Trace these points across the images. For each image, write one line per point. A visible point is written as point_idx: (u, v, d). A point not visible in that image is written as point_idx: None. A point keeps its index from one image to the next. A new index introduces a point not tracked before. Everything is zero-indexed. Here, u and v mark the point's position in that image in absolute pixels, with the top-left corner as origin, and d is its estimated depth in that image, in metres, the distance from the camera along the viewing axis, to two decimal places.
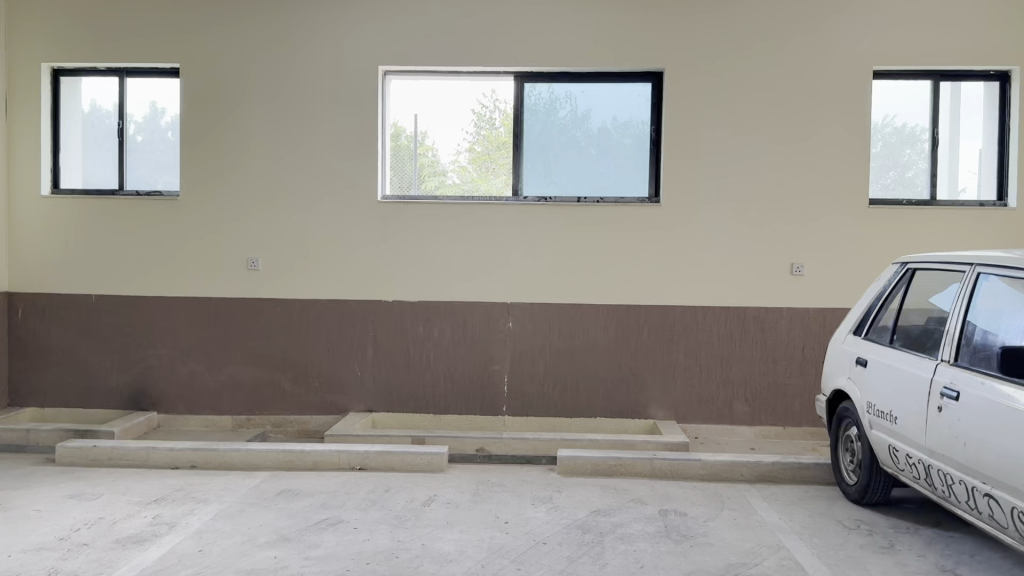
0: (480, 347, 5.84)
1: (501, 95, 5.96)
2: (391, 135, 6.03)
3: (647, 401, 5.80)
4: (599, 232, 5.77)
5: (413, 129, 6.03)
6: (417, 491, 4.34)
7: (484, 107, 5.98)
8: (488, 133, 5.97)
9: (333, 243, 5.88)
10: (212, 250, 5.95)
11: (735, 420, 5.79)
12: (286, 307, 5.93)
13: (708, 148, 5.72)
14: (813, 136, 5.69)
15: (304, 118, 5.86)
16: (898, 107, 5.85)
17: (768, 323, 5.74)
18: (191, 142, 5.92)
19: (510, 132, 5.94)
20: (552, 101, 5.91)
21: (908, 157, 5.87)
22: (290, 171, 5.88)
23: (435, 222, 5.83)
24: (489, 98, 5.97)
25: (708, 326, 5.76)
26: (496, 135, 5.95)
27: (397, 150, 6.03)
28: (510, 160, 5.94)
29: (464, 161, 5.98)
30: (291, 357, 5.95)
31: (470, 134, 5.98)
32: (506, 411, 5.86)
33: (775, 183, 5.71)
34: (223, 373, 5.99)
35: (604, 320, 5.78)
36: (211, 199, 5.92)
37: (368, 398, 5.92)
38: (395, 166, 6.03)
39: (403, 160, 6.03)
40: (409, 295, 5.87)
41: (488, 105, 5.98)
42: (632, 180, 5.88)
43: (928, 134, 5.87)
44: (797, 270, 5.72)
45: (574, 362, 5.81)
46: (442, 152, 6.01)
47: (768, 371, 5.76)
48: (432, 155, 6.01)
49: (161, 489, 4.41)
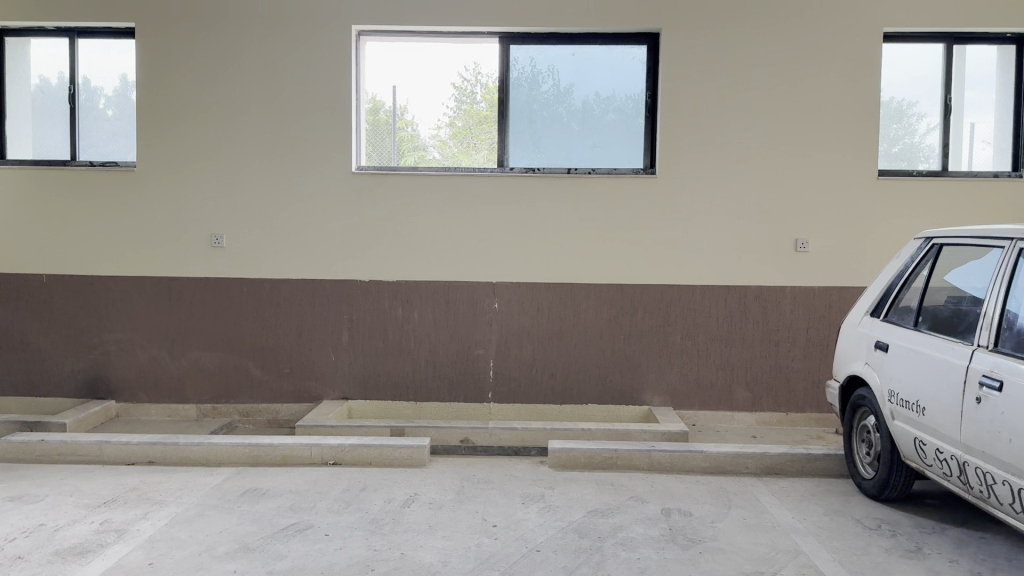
0: (463, 330, 5.45)
1: (484, 68, 5.53)
2: (368, 110, 5.59)
3: (641, 387, 5.44)
4: (590, 205, 5.38)
5: (392, 103, 5.60)
6: (396, 489, 3.96)
7: (465, 81, 5.56)
8: (469, 108, 5.54)
9: (304, 218, 5.45)
10: (173, 226, 5.50)
11: (734, 407, 5.45)
12: (253, 288, 5.50)
13: (709, 116, 5.32)
14: (821, 103, 5.31)
15: (271, 83, 5.40)
16: (905, 74, 5.47)
17: (771, 303, 5.38)
18: (148, 110, 5.44)
19: (496, 101, 5.50)
20: (534, 75, 5.49)
21: (894, 132, 5.50)
22: (257, 142, 5.43)
23: (415, 195, 5.41)
24: (470, 70, 5.55)
25: (706, 307, 5.40)
26: (477, 109, 5.52)
27: (374, 125, 5.60)
28: (494, 133, 5.51)
29: (446, 137, 5.55)
30: (259, 342, 5.53)
31: (450, 109, 5.56)
32: (491, 398, 5.48)
33: (779, 153, 5.33)
34: (186, 359, 5.56)
35: (597, 300, 5.40)
36: (172, 170, 5.47)
37: (343, 384, 5.52)
38: (372, 141, 5.59)
39: (380, 137, 5.58)
40: (386, 275, 5.45)
41: (469, 78, 5.55)
42: (625, 150, 5.49)
43: (938, 105, 5.49)
44: (802, 246, 5.35)
45: (564, 345, 5.44)
46: (422, 126, 5.59)
47: (770, 354, 5.41)
48: (412, 130, 5.59)
49: (113, 489, 4.00)
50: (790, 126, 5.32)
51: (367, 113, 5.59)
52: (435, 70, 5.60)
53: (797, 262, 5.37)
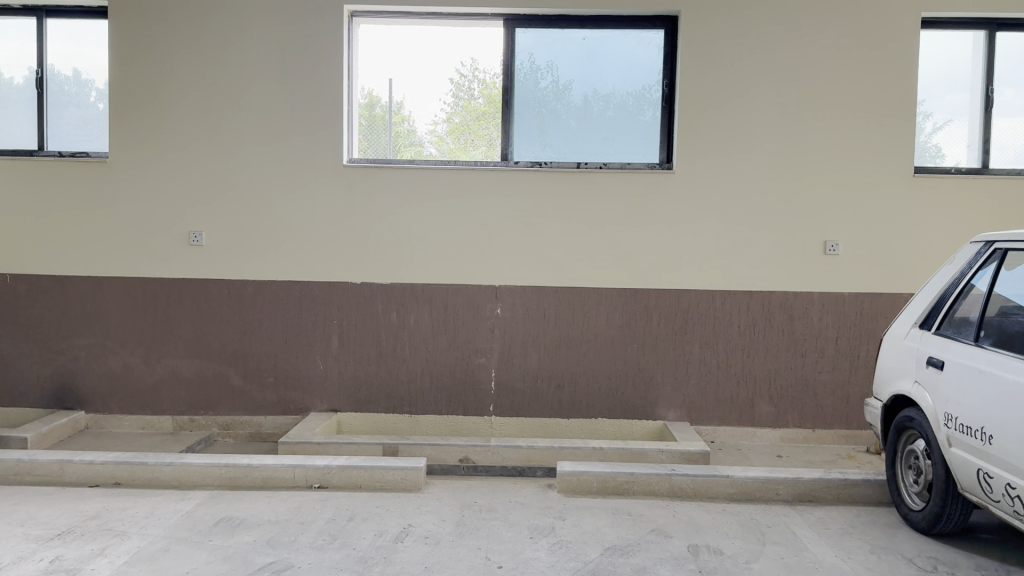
0: (463, 338, 5.02)
1: (481, 64, 5.11)
2: (364, 105, 5.16)
3: (656, 400, 5.02)
4: (602, 203, 4.95)
5: (389, 99, 5.17)
6: (388, 520, 3.52)
7: (462, 76, 5.13)
8: (467, 104, 5.11)
9: (290, 213, 5.02)
10: (147, 222, 5.06)
11: (757, 423, 5.02)
12: (235, 290, 5.06)
13: (731, 106, 4.89)
14: (854, 93, 4.88)
15: (257, 67, 4.96)
16: (938, 66, 5.07)
17: (797, 310, 4.97)
18: (122, 96, 5.00)
19: (500, 89, 5.07)
20: (531, 69, 5.06)
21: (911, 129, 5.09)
22: (241, 131, 5.00)
23: (411, 191, 4.98)
24: (467, 66, 5.12)
25: (727, 313, 4.97)
26: (476, 106, 5.09)
27: (371, 120, 5.16)
28: (493, 129, 5.09)
29: (443, 133, 5.13)
30: (242, 348, 5.09)
31: (447, 104, 5.14)
32: (492, 411, 5.05)
33: (807, 148, 4.91)
34: (162, 367, 5.12)
35: (608, 305, 4.97)
36: (147, 162, 5.03)
37: (332, 395, 5.09)
38: (366, 137, 5.16)
39: (374, 133, 5.16)
40: (380, 276, 5.02)
41: (466, 74, 5.12)
42: (640, 143, 5.06)
43: (973, 101, 5.07)
44: (831, 248, 4.92)
45: (572, 355, 5.01)
46: (419, 122, 5.15)
47: (796, 365, 4.99)
48: (408, 126, 5.15)
49: (70, 517, 3.56)
50: (820, 118, 4.89)
51: (362, 108, 5.16)
52: (434, 58, 5.16)
53: (826, 265, 4.95)
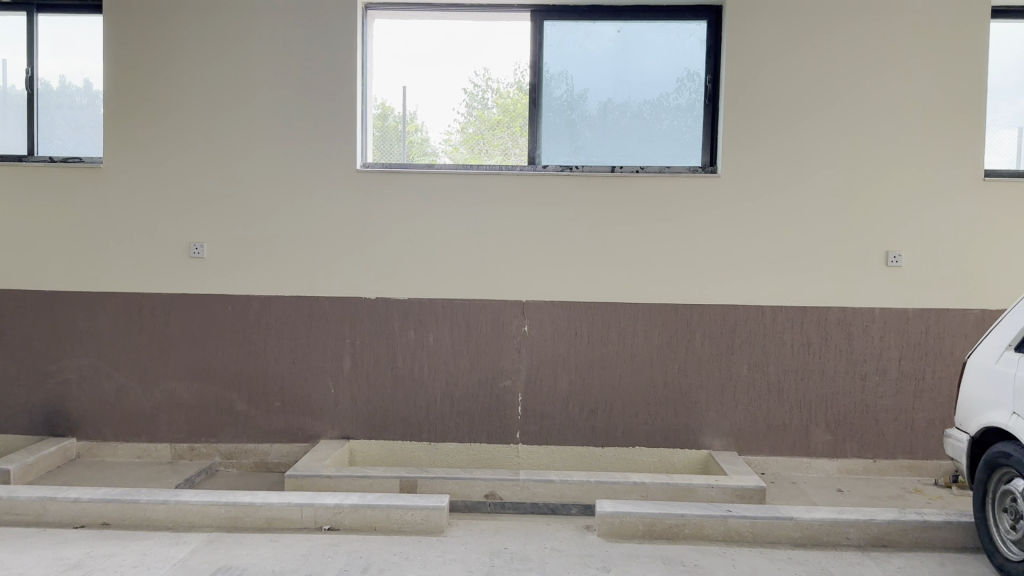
0: (487, 358, 4.58)
1: (495, 73, 4.74)
2: (376, 116, 4.78)
3: (700, 427, 4.55)
4: (640, 211, 4.51)
5: (402, 109, 4.79)
6: (407, 571, 3.09)
7: (476, 86, 4.77)
8: (481, 114, 4.75)
9: (299, 222, 4.60)
10: (144, 232, 4.65)
11: (812, 452, 4.56)
12: (239, 307, 4.65)
13: (781, 103, 4.45)
14: (917, 88, 4.42)
15: (262, 65, 4.56)
16: (997, 65, 4.63)
17: (856, 328, 4.51)
18: (117, 96, 4.60)
19: (526, 93, 4.71)
20: (558, 70, 4.67)
21: None
22: (245, 134, 4.59)
23: (430, 198, 4.56)
24: (480, 76, 4.76)
25: (777, 332, 4.52)
26: (490, 116, 4.73)
27: (382, 132, 4.78)
28: (509, 138, 4.72)
29: (456, 146, 4.75)
30: (246, 370, 4.67)
31: (460, 114, 4.77)
32: (520, 439, 4.61)
33: (865, 149, 4.46)
34: (159, 390, 4.70)
35: (647, 323, 4.53)
36: (144, 167, 4.63)
37: (344, 422, 4.65)
38: (377, 149, 4.77)
39: (388, 144, 4.77)
40: (396, 291, 4.60)
41: (479, 84, 4.76)
42: (681, 146, 4.66)
43: None
44: (894, 260, 4.46)
45: (608, 377, 4.56)
46: (433, 131, 4.77)
47: (855, 389, 4.54)
48: (422, 135, 4.77)
49: (49, 566, 3.15)
50: (879, 116, 4.44)
51: (374, 119, 4.77)
52: (452, 62, 4.79)
53: (887, 278, 4.49)
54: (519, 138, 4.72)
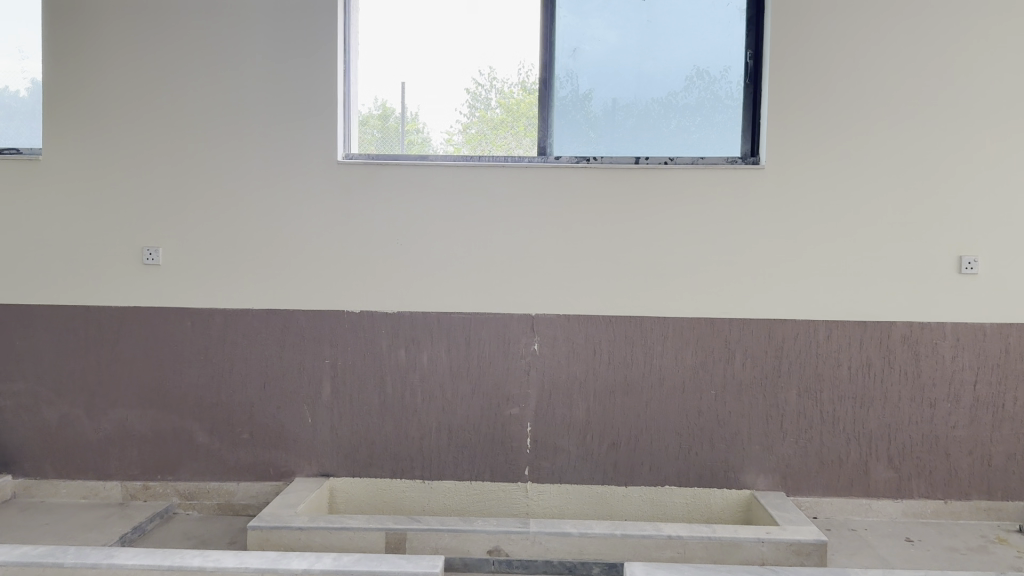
0: (490, 382, 3.91)
1: (500, 73, 4.07)
2: (373, 115, 4.12)
3: (742, 464, 3.88)
4: (669, 210, 3.84)
5: (402, 110, 4.13)
6: None
7: (479, 87, 4.09)
8: (484, 116, 4.08)
9: (269, 222, 3.94)
10: (91, 235, 3.99)
11: (873, 491, 3.89)
12: (201, 323, 3.98)
13: (836, 82, 3.78)
14: (999, 67, 3.74)
15: (226, 43, 3.89)
16: None
17: (924, 346, 3.84)
18: (59, 78, 3.94)
19: (533, 93, 4.04)
20: (575, 45, 4.00)
21: None
22: (207, 122, 3.92)
23: (422, 194, 3.89)
24: (484, 75, 4.09)
25: (831, 350, 3.84)
26: (493, 118, 4.07)
27: (377, 131, 4.11)
28: (513, 140, 4.06)
29: (458, 149, 4.10)
30: (209, 396, 3.99)
31: (463, 115, 4.10)
32: (529, 477, 3.93)
33: (936, 136, 3.77)
34: (108, 420, 4.03)
35: (679, 341, 3.86)
36: (89, 159, 3.96)
37: (323, 456, 3.98)
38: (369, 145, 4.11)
39: (388, 146, 4.11)
40: (384, 304, 3.93)
41: (483, 84, 4.09)
42: (717, 134, 3.99)
43: None
44: (969, 266, 3.78)
45: (633, 405, 3.88)
46: (433, 129, 4.11)
47: (923, 419, 3.86)
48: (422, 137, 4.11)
49: None
50: (953, 98, 3.76)
51: (370, 120, 4.11)
52: (450, 43, 4.10)
53: (961, 289, 3.81)
54: (523, 139, 4.05)
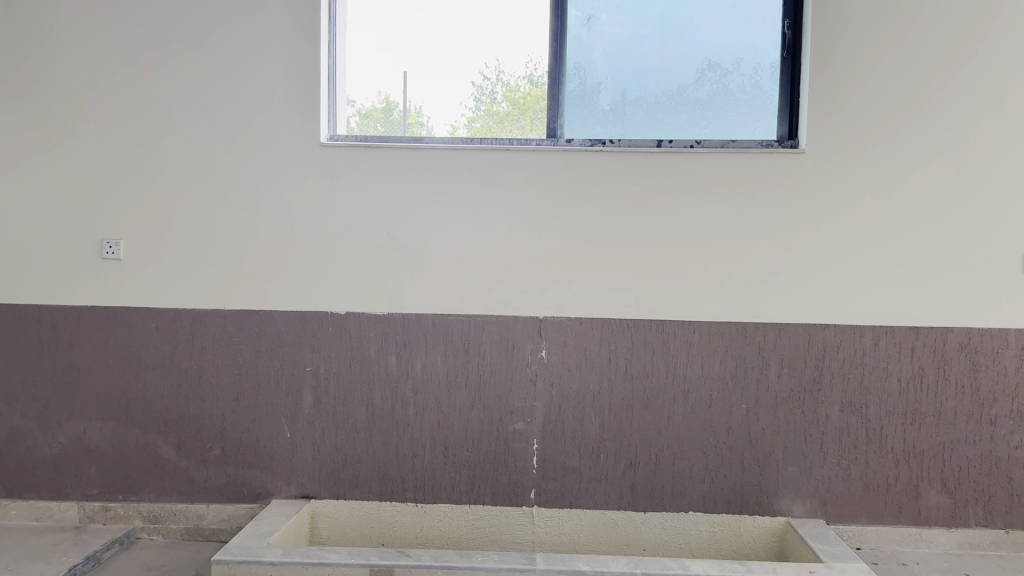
0: (491, 394, 3.47)
1: (508, 68, 3.61)
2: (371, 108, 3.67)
3: (776, 487, 3.43)
4: (695, 200, 3.39)
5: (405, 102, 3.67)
6: None
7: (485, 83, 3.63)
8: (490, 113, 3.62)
9: (244, 212, 3.50)
10: (45, 226, 3.55)
11: (924, 520, 3.44)
12: (167, 325, 3.54)
13: (886, 57, 3.33)
14: None
15: (196, 11, 3.45)
16: None
17: (984, 355, 3.38)
18: (9, 50, 3.50)
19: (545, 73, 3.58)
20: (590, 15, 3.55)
21: None
22: (174, 100, 3.48)
23: (417, 182, 3.45)
24: (490, 69, 3.62)
25: (878, 361, 3.39)
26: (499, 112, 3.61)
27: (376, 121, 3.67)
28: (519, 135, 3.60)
29: None
30: (176, 407, 3.56)
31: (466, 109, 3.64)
32: (535, 501, 3.49)
33: (1000, 117, 3.31)
34: (64, 432, 3.60)
35: (705, 348, 3.41)
36: (43, 141, 3.52)
37: (303, 476, 3.54)
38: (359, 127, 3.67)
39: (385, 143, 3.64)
40: (373, 306, 3.49)
41: (489, 78, 3.62)
42: (750, 116, 3.53)
43: None
44: None
45: (653, 420, 3.44)
46: (438, 123, 3.65)
47: (981, 438, 3.40)
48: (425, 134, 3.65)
49: None
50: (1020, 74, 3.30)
51: (370, 113, 3.66)
52: (450, 16, 3.65)
53: None
54: (529, 133, 3.60)
